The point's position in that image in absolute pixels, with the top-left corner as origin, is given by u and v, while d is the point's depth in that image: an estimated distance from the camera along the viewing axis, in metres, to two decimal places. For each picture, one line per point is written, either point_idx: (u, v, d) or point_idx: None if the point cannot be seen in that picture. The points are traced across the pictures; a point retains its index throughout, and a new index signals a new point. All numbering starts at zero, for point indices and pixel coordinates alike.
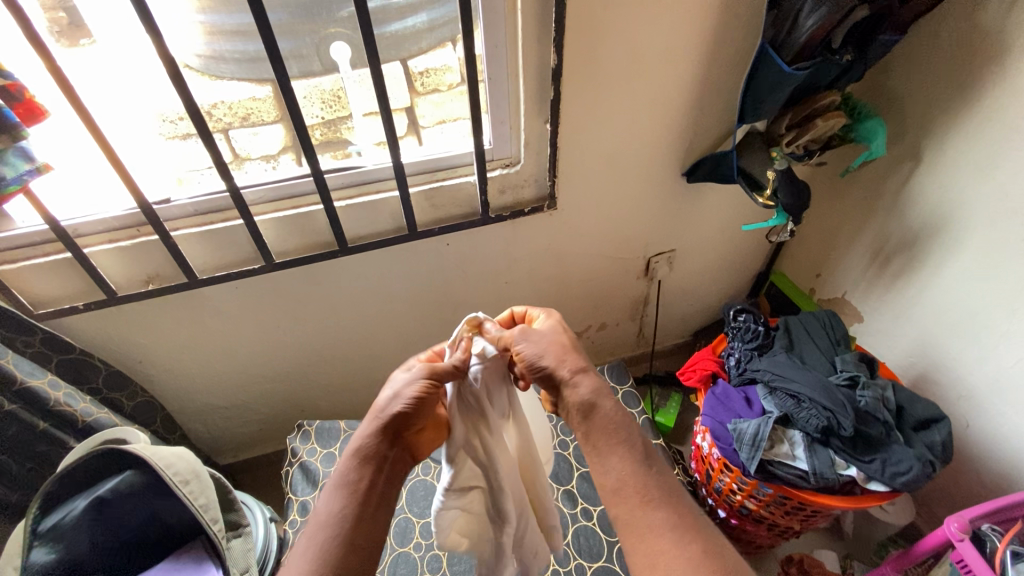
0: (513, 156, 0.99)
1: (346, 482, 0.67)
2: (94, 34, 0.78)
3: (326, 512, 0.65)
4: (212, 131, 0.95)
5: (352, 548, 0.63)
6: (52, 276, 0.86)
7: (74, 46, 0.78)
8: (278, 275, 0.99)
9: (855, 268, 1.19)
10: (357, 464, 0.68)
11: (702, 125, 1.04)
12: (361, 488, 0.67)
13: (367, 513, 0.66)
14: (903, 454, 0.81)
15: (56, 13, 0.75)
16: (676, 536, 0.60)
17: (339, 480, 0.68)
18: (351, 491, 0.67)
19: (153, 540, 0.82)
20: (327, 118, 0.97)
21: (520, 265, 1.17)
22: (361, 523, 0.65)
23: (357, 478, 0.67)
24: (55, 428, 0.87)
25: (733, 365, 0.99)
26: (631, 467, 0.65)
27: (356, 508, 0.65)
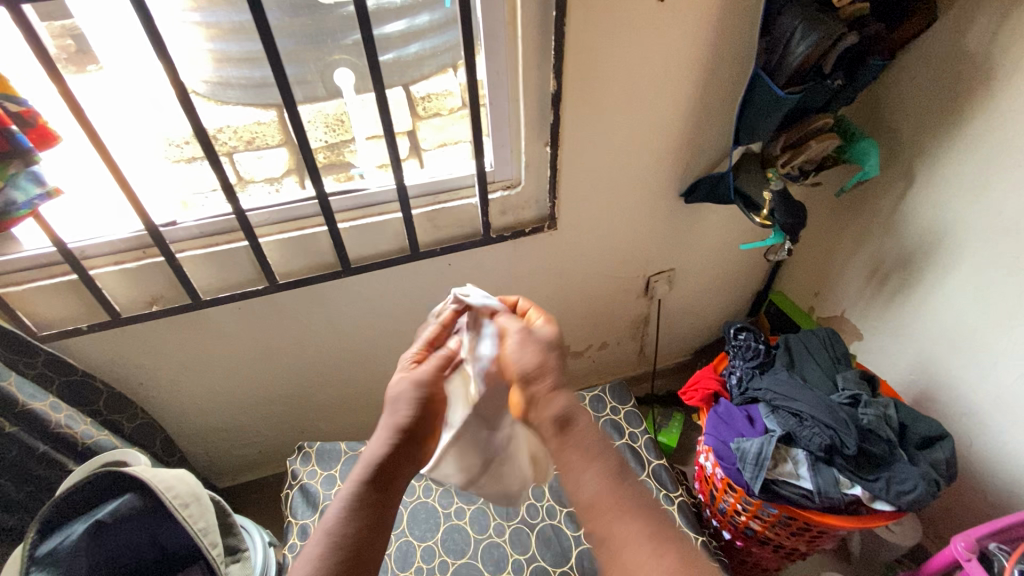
0: (514, 178, 1.01)
1: (345, 509, 0.65)
2: (101, 60, 0.80)
3: (324, 541, 0.63)
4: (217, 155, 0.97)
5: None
6: (58, 298, 0.86)
7: (81, 72, 0.80)
8: (282, 296, 1.00)
9: (854, 286, 1.20)
10: (355, 492, 0.67)
11: (698, 147, 1.06)
12: (362, 515, 0.65)
13: (367, 540, 0.64)
14: (908, 473, 0.81)
15: (65, 40, 0.78)
16: (653, 545, 0.58)
17: (337, 509, 0.66)
18: (349, 519, 0.65)
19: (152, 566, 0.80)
20: (331, 141, 1.00)
21: (521, 284, 1.18)
22: (360, 550, 0.63)
23: (356, 506, 0.66)
24: (54, 450, 0.86)
25: (734, 384, 0.99)
26: (608, 483, 0.63)
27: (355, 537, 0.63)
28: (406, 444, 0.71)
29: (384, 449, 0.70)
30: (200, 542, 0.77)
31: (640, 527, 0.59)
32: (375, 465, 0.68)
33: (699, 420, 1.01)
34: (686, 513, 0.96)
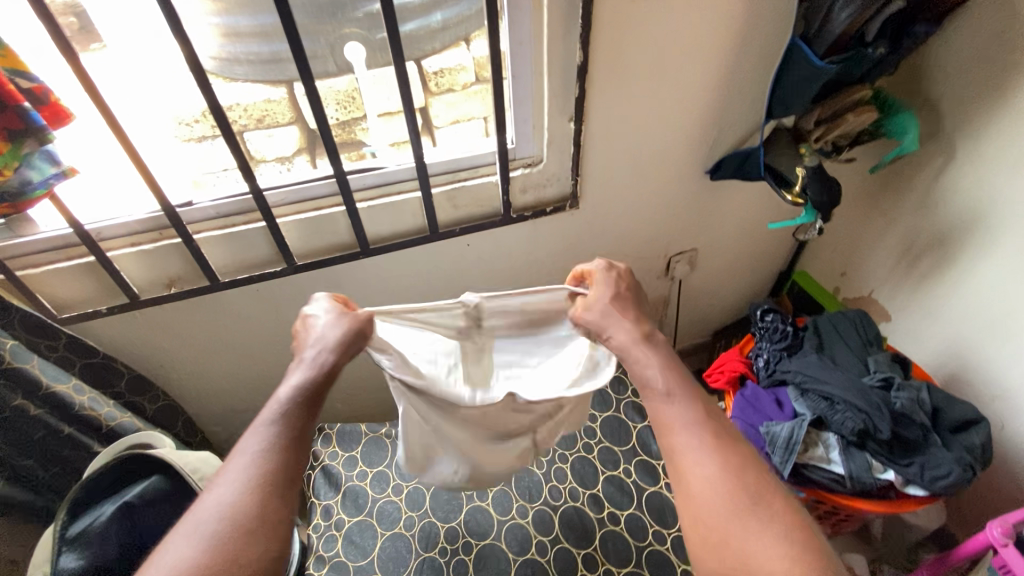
0: (536, 155, 0.98)
1: (233, 484, 0.51)
2: (105, 39, 0.77)
3: (206, 523, 0.49)
4: None
5: (240, 565, 0.47)
6: (77, 280, 0.85)
7: (85, 51, 0.77)
8: (300, 277, 0.99)
9: (883, 266, 1.17)
10: (250, 459, 0.53)
11: (727, 121, 1.02)
12: (260, 483, 0.51)
13: (264, 517, 0.50)
14: (943, 458, 0.79)
15: (67, 18, 0.74)
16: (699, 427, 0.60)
17: (223, 484, 0.51)
18: (239, 498, 0.50)
19: None
20: (342, 119, 0.98)
21: (540, 265, 1.16)
22: (256, 526, 0.49)
23: (249, 473, 0.52)
24: (79, 433, 0.87)
25: (761, 367, 0.97)
26: (667, 373, 0.63)
27: (247, 515, 0.49)
28: (309, 402, 0.58)
29: (286, 407, 0.57)
30: None
31: (691, 412, 0.60)
32: (272, 425, 0.55)
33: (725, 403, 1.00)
34: None
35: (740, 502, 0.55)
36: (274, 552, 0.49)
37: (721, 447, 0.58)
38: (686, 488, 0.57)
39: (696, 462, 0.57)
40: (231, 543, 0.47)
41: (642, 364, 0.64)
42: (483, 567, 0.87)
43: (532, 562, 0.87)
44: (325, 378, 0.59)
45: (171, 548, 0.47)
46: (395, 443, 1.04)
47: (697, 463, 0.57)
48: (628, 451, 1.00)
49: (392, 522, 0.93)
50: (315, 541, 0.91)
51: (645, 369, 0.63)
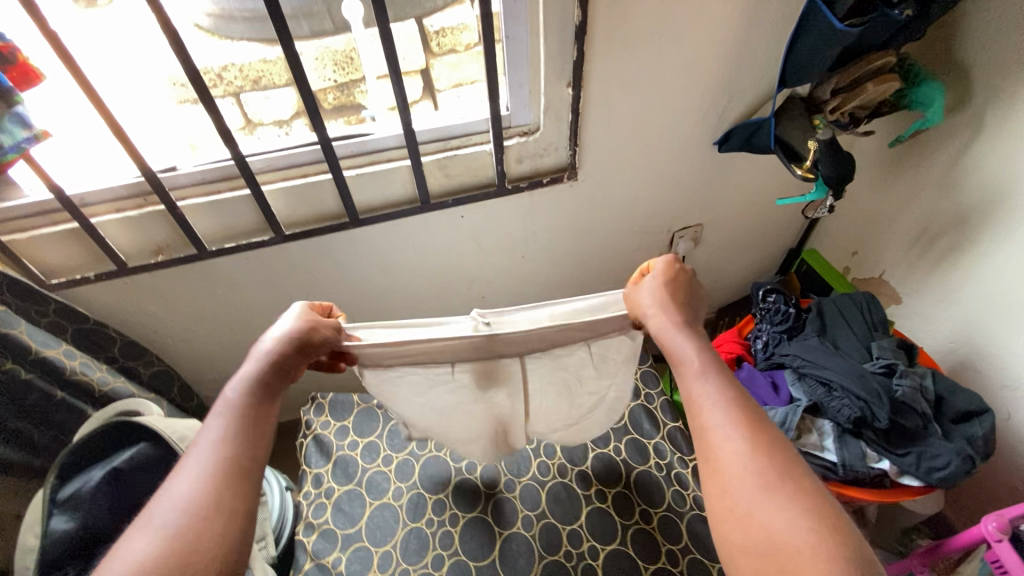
0: (532, 123, 0.93)
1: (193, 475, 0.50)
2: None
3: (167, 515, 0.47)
4: (223, 96, 0.91)
5: (201, 549, 0.46)
6: (62, 246, 0.84)
7: (91, 7, 0.81)
8: (289, 247, 0.97)
9: (897, 246, 1.12)
10: (211, 450, 0.52)
11: (737, 89, 0.95)
12: (220, 474, 0.50)
13: (225, 505, 0.49)
14: (942, 449, 0.76)
15: None
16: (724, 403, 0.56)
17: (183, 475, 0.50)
18: (199, 488, 0.49)
19: None
20: (340, 81, 0.94)
21: (537, 238, 1.13)
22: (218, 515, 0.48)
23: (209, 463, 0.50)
24: (72, 397, 0.88)
25: (759, 349, 0.94)
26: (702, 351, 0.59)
27: (207, 504, 0.48)
28: (265, 394, 0.57)
29: (245, 398, 0.56)
30: None
31: (720, 387, 0.57)
32: (233, 414, 0.54)
33: None
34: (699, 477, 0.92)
35: (767, 486, 0.50)
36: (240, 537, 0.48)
37: (752, 426, 0.54)
38: (716, 467, 0.53)
39: (723, 438, 0.54)
40: (195, 534, 0.46)
41: (675, 341, 0.61)
42: (469, 538, 0.87)
43: (517, 536, 0.88)
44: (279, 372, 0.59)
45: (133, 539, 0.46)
46: (387, 413, 1.04)
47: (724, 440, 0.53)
48: (618, 429, 0.99)
49: (381, 492, 0.94)
50: (305, 509, 0.92)
51: (677, 343, 0.60)
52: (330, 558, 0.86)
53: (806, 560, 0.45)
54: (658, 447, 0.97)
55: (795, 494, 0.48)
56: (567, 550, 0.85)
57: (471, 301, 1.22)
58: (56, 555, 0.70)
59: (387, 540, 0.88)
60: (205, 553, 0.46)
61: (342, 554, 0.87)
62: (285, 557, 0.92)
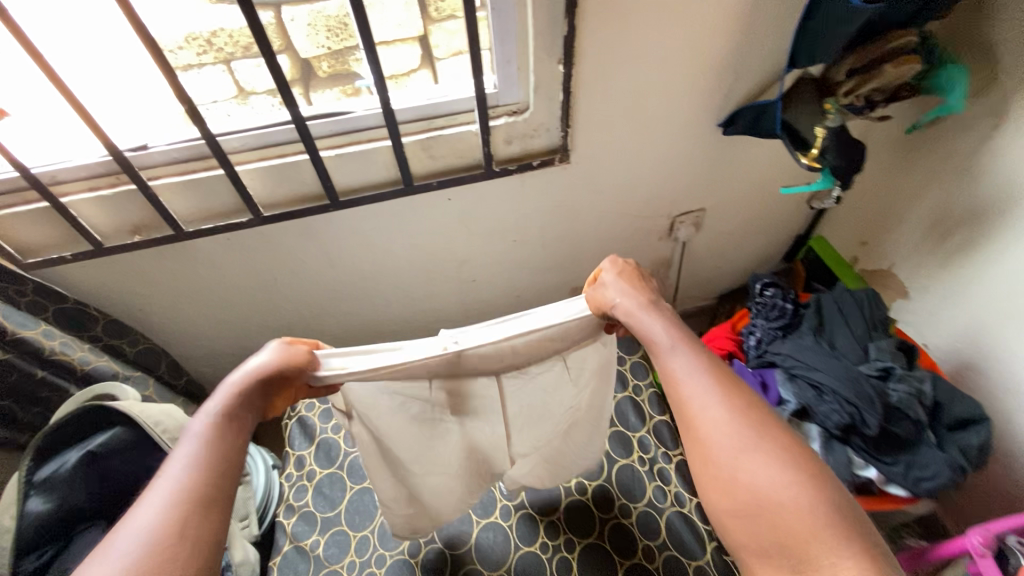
0: (522, 102, 0.87)
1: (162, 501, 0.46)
2: None
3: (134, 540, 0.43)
4: (215, 63, 0.85)
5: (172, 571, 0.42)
6: (35, 225, 0.83)
7: None
8: (270, 228, 0.94)
9: (909, 238, 1.06)
10: (184, 476, 0.48)
11: (743, 68, 0.89)
12: (191, 506, 0.47)
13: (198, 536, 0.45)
14: (933, 459, 0.73)
15: None
16: (698, 373, 0.54)
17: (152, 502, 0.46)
18: (169, 511, 0.46)
19: None
20: (334, 48, 0.87)
21: (529, 222, 1.09)
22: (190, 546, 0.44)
23: (179, 489, 0.47)
24: (54, 375, 0.88)
25: (751, 345, 0.91)
26: (672, 328, 0.58)
27: (181, 527, 0.45)
28: (241, 420, 0.55)
29: (221, 426, 0.53)
30: None
31: (693, 357, 0.55)
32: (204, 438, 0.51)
33: None
34: (682, 472, 0.91)
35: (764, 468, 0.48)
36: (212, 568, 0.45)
37: (733, 394, 0.53)
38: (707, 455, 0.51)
39: (703, 408, 0.52)
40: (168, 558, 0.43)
41: (645, 324, 0.58)
42: (446, 527, 0.87)
43: (494, 526, 0.87)
44: (250, 405, 0.55)
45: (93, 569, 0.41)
46: None
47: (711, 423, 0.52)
48: None
49: (361, 476, 0.94)
50: (286, 492, 0.93)
51: (648, 325, 0.58)
52: (309, 541, 0.87)
53: (802, 521, 0.45)
54: (642, 441, 0.95)
55: (785, 457, 0.48)
56: (543, 542, 0.85)
57: (462, 283, 1.19)
58: (31, 538, 0.72)
59: (365, 525, 0.88)
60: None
61: (321, 537, 0.88)
62: (267, 537, 0.93)
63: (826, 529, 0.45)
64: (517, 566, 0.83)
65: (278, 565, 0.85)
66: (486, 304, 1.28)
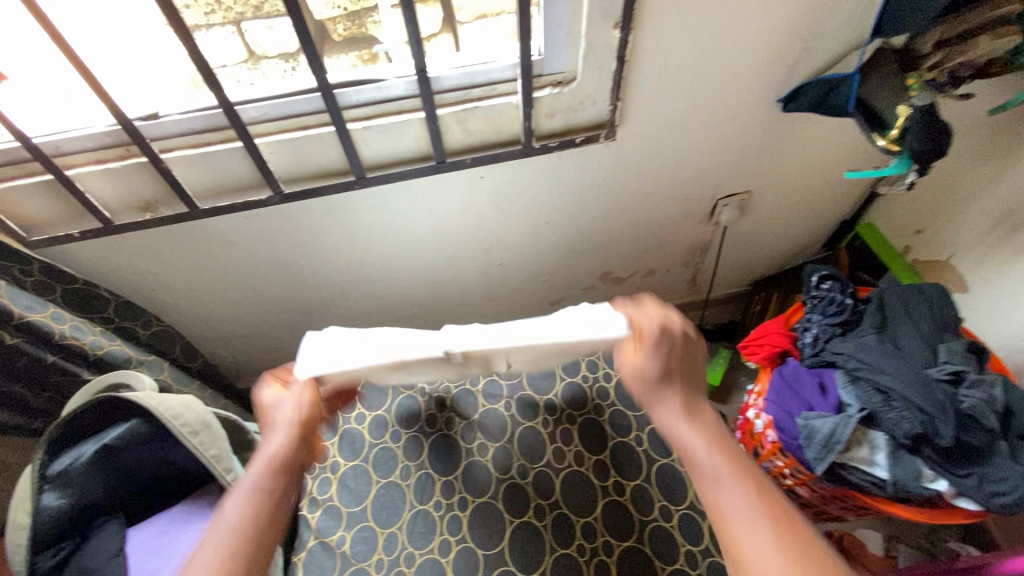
0: (568, 72, 0.79)
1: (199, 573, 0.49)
2: None
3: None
4: (222, 22, 0.77)
5: None
6: (40, 200, 0.76)
7: None
8: (290, 206, 0.87)
9: (975, 228, 0.98)
10: (225, 540, 0.51)
11: (815, 36, 0.80)
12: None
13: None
14: (1009, 471, 0.67)
15: None
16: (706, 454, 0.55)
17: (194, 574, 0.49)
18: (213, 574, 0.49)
19: (170, 483, 0.80)
20: (351, 8, 0.78)
21: (565, 202, 1.01)
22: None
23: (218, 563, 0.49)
24: (65, 360, 0.82)
25: (807, 343, 0.85)
26: (676, 405, 0.59)
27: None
28: (280, 479, 0.57)
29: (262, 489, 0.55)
30: (213, 468, 0.75)
31: (698, 439, 0.56)
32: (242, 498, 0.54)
33: (759, 378, 0.90)
34: None
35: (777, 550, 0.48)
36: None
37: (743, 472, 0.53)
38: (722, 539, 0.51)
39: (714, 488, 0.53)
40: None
41: (655, 403, 0.60)
42: (477, 525, 0.83)
43: (528, 526, 0.83)
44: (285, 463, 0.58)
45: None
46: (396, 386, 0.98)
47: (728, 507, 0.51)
48: (641, 418, 0.93)
49: (388, 470, 0.89)
50: (309, 484, 0.89)
51: (656, 404, 0.60)
52: (334, 537, 0.84)
53: None
54: None
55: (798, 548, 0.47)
56: (580, 545, 0.81)
57: (490, 266, 1.13)
58: (48, 533, 0.69)
59: (393, 521, 0.85)
60: None
61: (347, 533, 0.84)
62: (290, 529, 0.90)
63: None
64: (552, 569, 0.79)
65: (303, 562, 0.82)
66: (512, 287, 1.21)
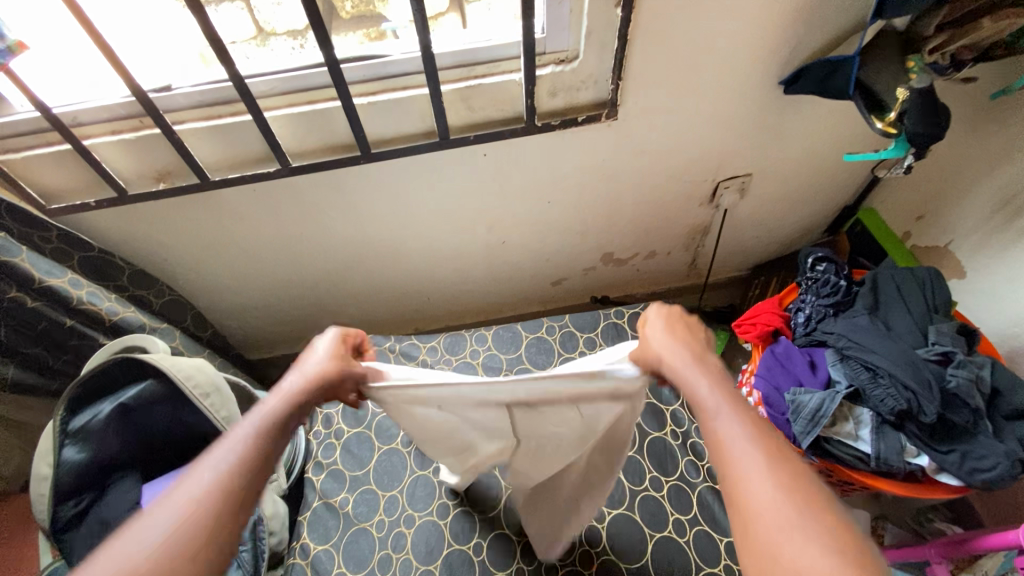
0: (570, 50, 0.80)
1: (180, 501, 0.41)
2: None
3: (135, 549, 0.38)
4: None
5: None
6: (58, 168, 0.79)
7: None
8: (297, 180, 0.89)
9: (975, 214, 0.99)
10: (215, 467, 0.44)
11: (818, 16, 0.80)
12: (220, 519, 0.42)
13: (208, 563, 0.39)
14: (990, 449, 0.69)
15: None
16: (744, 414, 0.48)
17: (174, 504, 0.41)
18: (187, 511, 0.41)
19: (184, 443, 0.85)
20: None
21: (567, 182, 1.03)
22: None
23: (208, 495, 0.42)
24: (82, 325, 0.86)
25: (800, 323, 0.87)
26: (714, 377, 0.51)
27: (187, 541, 0.39)
28: (283, 422, 0.50)
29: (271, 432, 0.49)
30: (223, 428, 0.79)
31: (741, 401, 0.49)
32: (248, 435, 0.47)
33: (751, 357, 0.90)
34: None
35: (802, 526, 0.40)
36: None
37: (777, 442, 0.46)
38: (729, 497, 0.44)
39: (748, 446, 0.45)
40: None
41: (691, 378, 0.52)
42: (474, 491, 0.87)
43: None
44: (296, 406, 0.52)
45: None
46: (399, 358, 1.01)
47: (745, 457, 0.44)
48: None
49: (389, 437, 0.93)
50: (313, 449, 0.93)
51: (688, 376, 0.52)
52: (337, 499, 0.87)
53: None
54: (675, 415, 0.93)
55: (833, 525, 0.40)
56: None
57: (492, 245, 1.15)
58: (70, 484, 0.74)
59: (393, 485, 0.88)
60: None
61: (349, 495, 0.88)
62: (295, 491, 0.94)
63: None
64: None
65: (308, 521, 0.86)
66: (514, 267, 1.24)
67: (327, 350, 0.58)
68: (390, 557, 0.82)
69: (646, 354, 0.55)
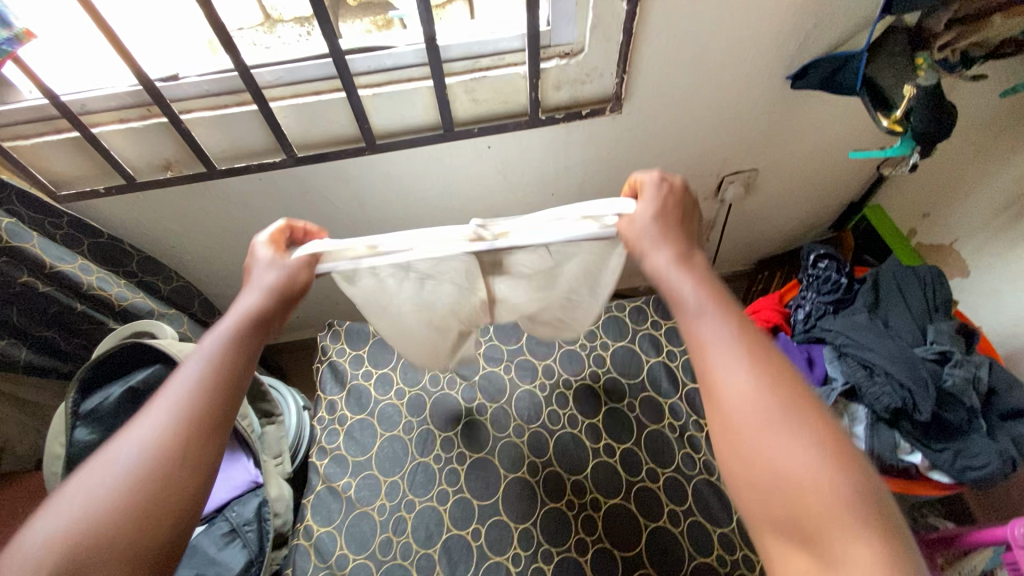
0: (576, 43, 0.80)
1: (127, 461, 0.44)
2: None
3: (76, 503, 0.42)
4: None
5: (102, 538, 0.41)
6: (67, 155, 0.80)
7: None
8: (302, 170, 0.90)
9: (981, 213, 0.98)
10: (162, 418, 0.46)
11: (827, 12, 0.79)
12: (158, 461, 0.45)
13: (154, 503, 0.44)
14: (983, 448, 0.69)
15: None
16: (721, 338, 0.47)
17: (110, 470, 0.44)
18: (130, 472, 0.44)
19: None
20: None
21: (570, 175, 1.03)
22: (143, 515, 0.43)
23: (146, 449, 0.45)
24: (93, 310, 0.88)
25: (800, 319, 0.87)
26: (691, 282, 0.51)
27: (130, 500, 0.43)
28: (233, 347, 0.52)
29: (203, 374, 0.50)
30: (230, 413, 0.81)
31: (721, 322, 0.48)
32: (196, 376, 0.48)
33: None
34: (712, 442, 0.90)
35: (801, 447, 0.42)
36: (184, 519, 0.45)
37: (762, 367, 0.46)
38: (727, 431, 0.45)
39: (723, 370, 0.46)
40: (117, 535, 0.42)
41: (675, 284, 0.51)
42: (474, 479, 0.89)
43: (522, 481, 0.88)
44: (249, 332, 0.53)
45: (13, 552, 0.40)
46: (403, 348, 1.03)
47: (732, 381, 0.45)
48: (635, 386, 0.96)
49: (392, 424, 0.95)
50: (318, 434, 0.95)
51: (674, 285, 0.51)
52: (341, 483, 0.90)
53: (813, 505, 0.40)
54: (673, 408, 0.94)
55: (804, 441, 0.42)
56: (569, 500, 0.86)
57: (495, 236, 1.16)
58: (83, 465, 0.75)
59: (395, 471, 0.90)
60: (109, 538, 0.41)
61: (352, 480, 0.90)
62: (299, 475, 0.96)
63: (851, 517, 0.39)
64: (543, 521, 0.84)
65: (312, 504, 0.88)
66: None
67: (275, 257, 0.57)
68: (391, 540, 0.84)
69: (632, 236, 0.55)
